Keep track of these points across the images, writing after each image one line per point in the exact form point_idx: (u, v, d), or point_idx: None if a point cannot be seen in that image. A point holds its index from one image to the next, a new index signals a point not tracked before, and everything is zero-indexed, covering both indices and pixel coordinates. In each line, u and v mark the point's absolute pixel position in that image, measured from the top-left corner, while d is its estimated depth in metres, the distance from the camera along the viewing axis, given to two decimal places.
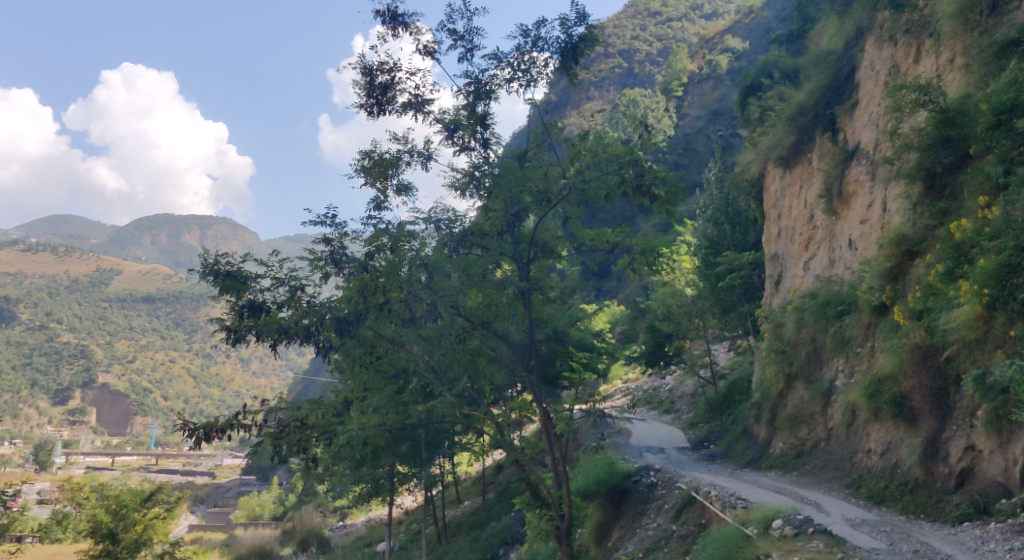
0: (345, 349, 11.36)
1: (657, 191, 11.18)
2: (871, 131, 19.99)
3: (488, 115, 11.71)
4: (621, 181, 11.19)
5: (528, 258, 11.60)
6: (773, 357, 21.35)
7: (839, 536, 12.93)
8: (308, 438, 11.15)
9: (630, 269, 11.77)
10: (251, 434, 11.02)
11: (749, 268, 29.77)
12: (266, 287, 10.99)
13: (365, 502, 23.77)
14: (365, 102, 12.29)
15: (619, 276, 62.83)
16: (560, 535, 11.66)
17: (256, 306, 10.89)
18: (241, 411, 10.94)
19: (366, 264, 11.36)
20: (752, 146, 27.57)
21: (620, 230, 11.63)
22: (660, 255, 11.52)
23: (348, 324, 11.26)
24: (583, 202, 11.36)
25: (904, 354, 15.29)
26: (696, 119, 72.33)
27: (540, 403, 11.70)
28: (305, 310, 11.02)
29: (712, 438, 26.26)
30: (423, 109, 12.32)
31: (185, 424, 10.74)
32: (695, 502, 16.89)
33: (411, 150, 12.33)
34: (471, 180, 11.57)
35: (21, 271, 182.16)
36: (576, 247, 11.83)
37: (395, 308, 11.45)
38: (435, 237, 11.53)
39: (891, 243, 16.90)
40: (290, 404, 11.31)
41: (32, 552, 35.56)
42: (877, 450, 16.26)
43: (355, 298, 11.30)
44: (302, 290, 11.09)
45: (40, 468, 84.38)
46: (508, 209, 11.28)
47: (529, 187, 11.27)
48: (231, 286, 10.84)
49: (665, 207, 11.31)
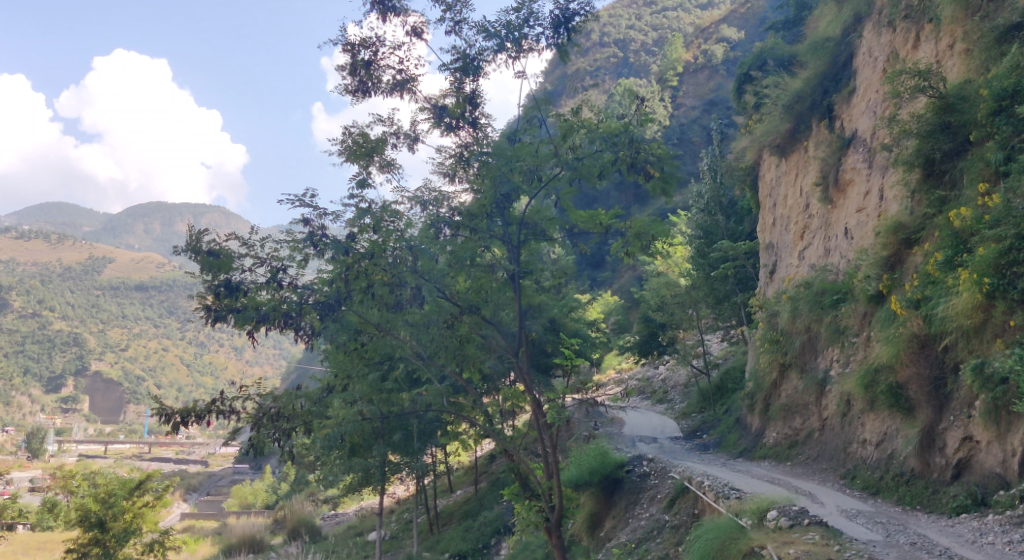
0: (328, 334, 11.08)
1: (652, 169, 10.99)
2: (869, 118, 19.75)
3: (477, 94, 11.35)
4: (616, 159, 10.98)
5: (519, 240, 11.37)
6: (767, 347, 21.19)
7: (835, 528, 12.71)
8: (285, 430, 10.84)
9: (624, 253, 11.46)
10: (230, 420, 10.66)
11: (743, 258, 29.60)
12: (248, 267, 10.68)
13: (355, 491, 23.64)
14: (350, 84, 11.85)
15: (614, 267, 62.63)
16: (551, 526, 11.48)
17: (234, 287, 10.64)
18: (218, 397, 10.55)
19: (348, 246, 10.96)
20: (747, 134, 27.35)
21: (613, 212, 11.28)
22: (656, 238, 11.25)
23: (330, 308, 11.00)
24: (575, 181, 11.06)
25: (901, 343, 15.09)
26: (691, 110, 72.15)
27: (530, 392, 11.54)
28: (284, 294, 10.75)
29: (705, 428, 26.13)
30: (410, 87, 11.86)
31: (161, 409, 10.38)
32: (688, 492, 16.69)
33: (398, 131, 11.77)
34: (458, 160, 11.36)
35: (13, 258, 181.59)
36: (569, 230, 11.45)
37: (379, 292, 11.11)
38: (422, 219, 11.26)
39: (889, 231, 16.70)
40: (268, 392, 10.93)
41: (23, 540, 35.42)
42: (872, 441, 16.09)
43: (337, 283, 10.95)
44: (283, 271, 10.77)
45: (33, 456, 84.31)
46: (498, 192, 11.07)
47: (518, 165, 11.04)
48: (212, 264, 10.49)
49: (661, 186, 11.07)
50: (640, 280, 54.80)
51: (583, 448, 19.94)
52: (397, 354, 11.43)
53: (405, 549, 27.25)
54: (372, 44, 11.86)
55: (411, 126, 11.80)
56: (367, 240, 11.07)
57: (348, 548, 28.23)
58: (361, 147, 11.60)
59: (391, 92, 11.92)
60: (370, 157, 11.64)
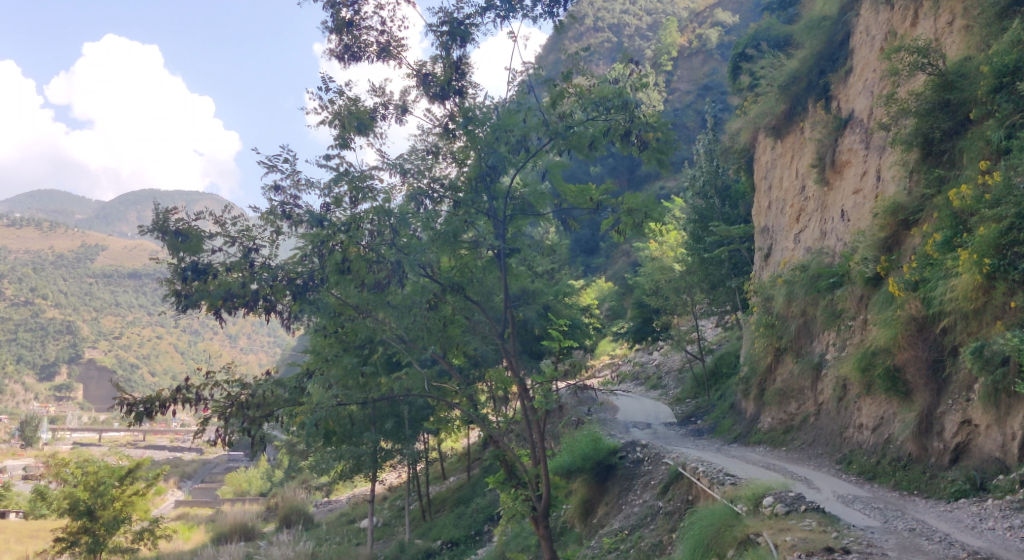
0: (306, 315, 10.70)
1: (648, 137, 10.70)
2: (866, 98, 19.42)
3: (464, 63, 10.89)
4: (609, 128, 10.72)
5: (506, 214, 10.98)
6: (762, 332, 20.93)
7: (833, 514, 12.44)
8: (255, 418, 10.24)
9: (616, 230, 11.09)
10: (196, 409, 10.23)
11: (738, 241, 29.31)
12: (219, 248, 10.35)
13: (347, 479, 23.32)
14: (333, 46, 10.96)
15: (608, 253, 62.29)
16: (538, 516, 11.13)
17: (201, 268, 10.26)
18: (184, 385, 10.13)
19: (322, 217, 10.52)
20: (742, 115, 26.98)
21: (605, 187, 10.88)
22: (649, 215, 10.85)
23: (304, 287, 10.61)
24: (566, 151, 10.75)
25: (899, 326, 14.82)
26: (686, 95, 71.58)
27: (516, 373, 11.30)
28: (255, 271, 10.41)
29: (700, 413, 25.87)
30: (397, 52, 11.06)
31: (123, 398, 9.94)
32: (682, 478, 16.42)
33: (388, 102, 11.15)
34: (444, 130, 10.98)
35: (5, 246, 180.83)
36: (558, 205, 11.10)
37: (355, 266, 10.63)
38: (405, 195, 10.86)
39: (887, 212, 16.39)
40: (236, 379, 10.43)
41: (15, 528, 35.23)
42: (869, 426, 15.82)
43: (310, 257, 10.58)
44: (256, 251, 10.47)
45: (26, 444, 84.19)
46: (488, 162, 10.71)
47: (504, 137, 10.66)
48: (180, 246, 10.13)
49: (656, 156, 10.79)
50: (635, 266, 54.47)
51: (575, 434, 19.69)
52: (377, 337, 10.93)
53: (397, 536, 27.00)
54: (354, 4, 11.14)
55: (402, 97, 11.20)
56: (343, 215, 10.71)
57: (340, 535, 28.00)
58: (348, 114, 10.98)
59: (376, 58, 11.05)
60: (355, 128, 10.98)
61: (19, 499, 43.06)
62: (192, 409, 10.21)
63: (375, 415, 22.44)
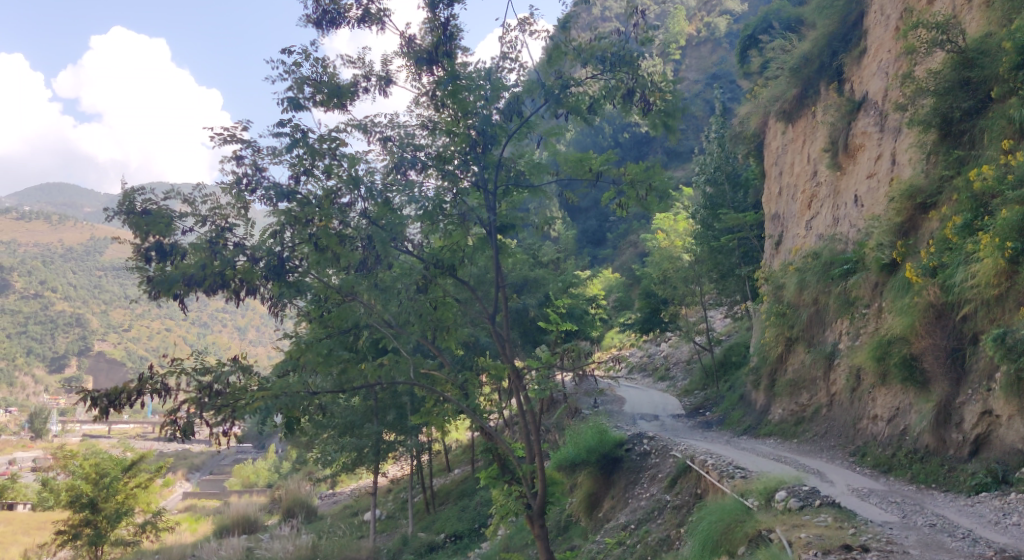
0: (285, 298, 10.17)
1: (652, 98, 10.25)
2: (881, 79, 18.84)
3: (453, 24, 10.31)
4: (610, 89, 10.32)
5: (498, 185, 10.46)
6: (773, 321, 20.37)
7: (848, 509, 11.89)
8: (219, 408, 9.53)
9: (617, 205, 10.50)
10: (165, 400, 9.56)
11: (749, 230, 28.74)
12: (189, 229, 9.86)
13: (350, 472, 22.89)
14: (312, 14, 10.43)
15: (614, 244, 61.60)
16: (533, 514, 10.64)
17: (166, 250, 9.80)
18: (149, 374, 9.48)
19: (289, 191, 10.05)
20: (752, 99, 26.37)
21: (605, 157, 10.34)
22: (652, 186, 10.27)
23: (281, 267, 10.02)
24: (564, 114, 10.36)
25: (916, 314, 14.27)
26: (694, 83, 70.70)
27: (510, 361, 10.73)
28: (216, 252, 9.80)
29: (708, 405, 25.35)
30: (377, 19, 10.51)
31: (85, 392, 9.32)
32: (690, 471, 15.92)
33: (370, 73, 10.51)
34: (430, 99, 10.44)
35: (16, 239, 181.55)
36: (555, 178, 10.60)
37: (326, 243, 9.96)
38: (387, 170, 10.32)
39: (903, 196, 15.84)
40: (203, 365, 9.67)
41: (22, 520, 35.12)
42: (884, 417, 15.26)
43: (284, 234, 10.00)
44: (229, 231, 9.96)
45: (37, 436, 84.64)
46: (478, 127, 10.17)
47: (496, 107, 10.23)
48: (145, 224, 9.65)
49: (662, 120, 10.32)
50: (642, 257, 53.84)
51: (582, 426, 19.24)
52: (363, 322, 10.35)
53: (401, 529, 26.59)
54: None
55: (384, 67, 10.57)
56: (314, 185, 10.18)
57: (343, 528, 27.57)
58: (324, 83, 10.30)
59: (357, 23, 10.51)
60: (329, 93, 10.29)
61: (27, 491, 42.97)
62: (161, 400, 9.57)
63: (376, 407, 22.11)
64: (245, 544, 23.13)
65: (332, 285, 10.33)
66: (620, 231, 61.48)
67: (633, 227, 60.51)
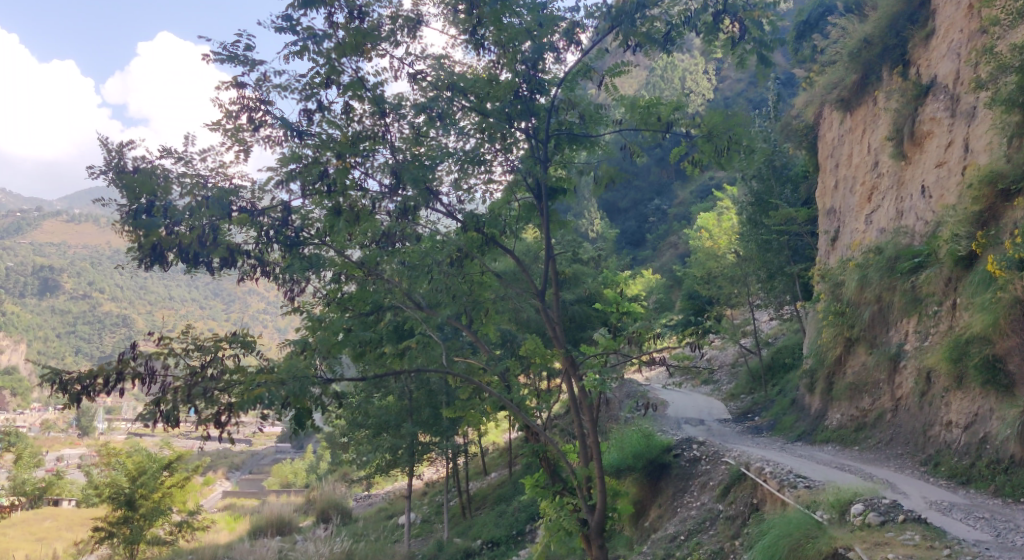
0: (291, 271, 9.34)
1: (744, 22, 9.25)
2: (952, 61, 17.59)
3: None
4: (695, 12, 9.40)
5: (552, 139, 9.63)
6: (830, 320, 19.09)
7: (936, 527, 10.71)
8: (211, 394, 8.63)
9: (688, 161, 9.72)
10: (148, 388, 8.59)
11: (800, 226, 27.36)
12: (186, 189, 8.89)
13: (385, 474, 21.91)
14: None
15: (653, 245, 60.03)
16: (590, 533, 9.62)
17: (158, 209, 8.76)
18: (131, 356, 8.50)
19: (301, 129, 9.22)
20: (806, 87, 25.08)
21: (676, 105, 9.50)
22: (734, 138, 9.36)
23: (293, 238, 9.41)
24: (635, 45, 9.41)
25: (1001, 310, 13.01)
26: (737, 84, 69.03)
27: (562, 347, 9.73)
28: (210, 202, 8.86)
29: (757, 409, 24.07)
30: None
31: (58, 374, 8.43)
32: (745, 479, 14.75)
33: (399, 11, 9.95)
34: (470, 37, 9.47)
35: (64, 239, 184.54)
36: (617, 128, 9.77)
37: (358, 212, 9.26)
38: (420, 115, 9.50)
39: (983, 181, 14.61)
40: (195, 345, 8.86)
41: (64, 517, 34.75)
42: (960, 423, 13.99)
43: (311, 187, 9.15)
44: (234, 191, 9.08)
45: (83, 433, 85.55)
46: (526, 55, 9.28)
47: (550, 43, 9.39)
48: (134, 180, 8.59)
49: (756, 50, 9.30)
50: (685, 258, 52.30)
51: (626, 430, 18.16)
52: (386, 303, 9.77)
53: (435, 534, 25.66)
54: None
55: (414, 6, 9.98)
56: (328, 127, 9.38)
57: (377, 532, 26.65)
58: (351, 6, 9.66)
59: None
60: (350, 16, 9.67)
61: (71, 487, 42.82)
62: (143, 388, 8.63)
63: (411, 406, 21.06)
64: (280, 547, 22.29)
65: (354, 260, 9.80)
66: (659, 231, 59.89)
67: (673, 228, 58.97)
